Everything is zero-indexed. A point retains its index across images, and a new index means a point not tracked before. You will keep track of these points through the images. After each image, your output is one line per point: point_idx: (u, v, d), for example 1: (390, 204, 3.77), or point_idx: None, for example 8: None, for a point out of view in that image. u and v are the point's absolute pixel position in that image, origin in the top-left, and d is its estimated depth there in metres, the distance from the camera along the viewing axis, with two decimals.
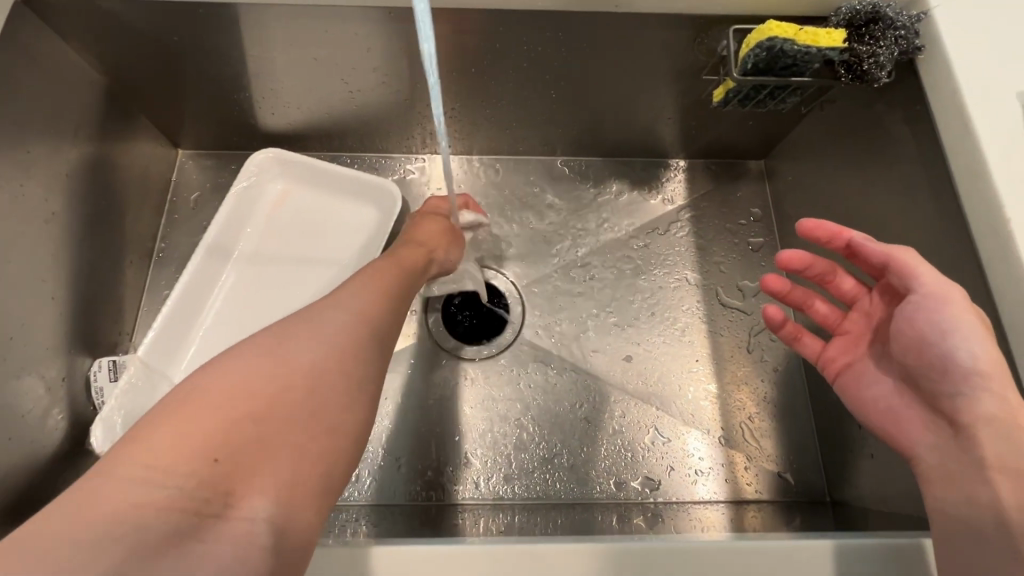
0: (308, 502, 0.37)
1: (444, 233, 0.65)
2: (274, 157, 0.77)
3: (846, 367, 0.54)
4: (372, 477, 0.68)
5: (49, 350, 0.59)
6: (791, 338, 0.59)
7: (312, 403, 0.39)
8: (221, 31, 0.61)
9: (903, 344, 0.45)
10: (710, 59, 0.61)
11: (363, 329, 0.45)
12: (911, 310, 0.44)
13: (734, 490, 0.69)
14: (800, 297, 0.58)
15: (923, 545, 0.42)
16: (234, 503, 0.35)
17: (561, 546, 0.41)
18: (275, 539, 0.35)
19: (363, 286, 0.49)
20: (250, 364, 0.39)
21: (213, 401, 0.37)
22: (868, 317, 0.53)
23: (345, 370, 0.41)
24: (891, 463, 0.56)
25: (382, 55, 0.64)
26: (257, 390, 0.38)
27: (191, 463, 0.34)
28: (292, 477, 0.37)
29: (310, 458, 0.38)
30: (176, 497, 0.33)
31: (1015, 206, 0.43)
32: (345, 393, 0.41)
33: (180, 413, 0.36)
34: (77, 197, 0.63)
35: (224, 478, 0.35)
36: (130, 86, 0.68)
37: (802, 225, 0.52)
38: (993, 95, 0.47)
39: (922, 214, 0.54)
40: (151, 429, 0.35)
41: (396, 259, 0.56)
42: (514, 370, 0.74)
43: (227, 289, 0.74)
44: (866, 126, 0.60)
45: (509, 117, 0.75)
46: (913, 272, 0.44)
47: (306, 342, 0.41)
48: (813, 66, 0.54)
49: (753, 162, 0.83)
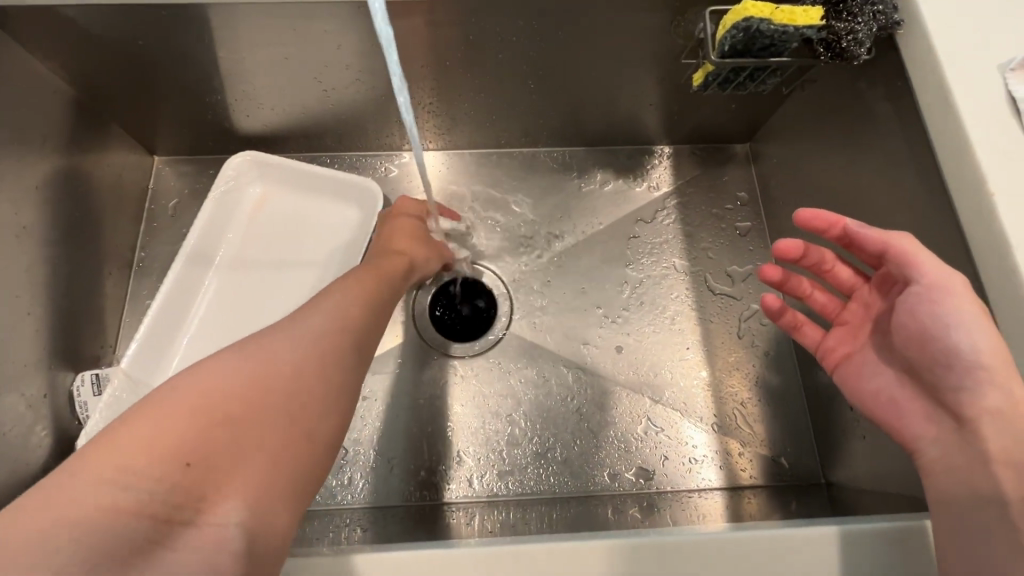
0: (283, 505, 0.37)
1: (420, 237, 0.66)
2: (252, 160, 0.75)
3: (845, 358, 0.53)
4: (364, 481, 0.68)
5: (29, 366, 0.58)
6: (790, 327, 0.57)
7: (292, 406, 0.38)
8: (186, 32, 0.59)
9: (904, 337, 0.45)
10: (688, 43, 0.60)
11: (336, 332, 0.44)
12: (913, 301, 0.43)
13: (730, 476, 0.69)
14: (798, 286, 0.57)
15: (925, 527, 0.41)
16: (206, 508, 0.34)
17: (552, 546, 0.41)
18: (247, 544, 0.34)
19: (335, 292, 0.48)
20: (225, 365, 0.39)
21: (186, 402, 0.36)
22: (867, 306, 0.52)
23: (326, 372, 0.41)
24: (884, 444, 0.56)
25: (354, 51, 0.62)
26: (232, 390, 0.37)
27: (162, 467, 0.34)
28: (268, 481, 0.36)
29: (288, 460, 0.37)
30: (144, 502, 0.33)
31: (998, 180, 0.42)
32: (324, 396, 0.40)
33: (151, 414, 0.35)
34: (50, 209, 0.62)
35: (195, 480, 0.34)
36: (98, 94, 0.67)
37: (801, 215, 0.50)
38: (974, 68, 0.46)
39: (907, 192, 0.53)
40: (123, 429, 0.35)
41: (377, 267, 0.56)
42: (500, 367, 0.73)
43: (210, 296, 0.73)
44: (848, 105, 0.59)
45: (489, 109, 0.73)
46: (914, 261, 0.43)
47: (279, 349, 0.40)
48: (791, 46, 0.53)
49: (738, 145, 0.82)
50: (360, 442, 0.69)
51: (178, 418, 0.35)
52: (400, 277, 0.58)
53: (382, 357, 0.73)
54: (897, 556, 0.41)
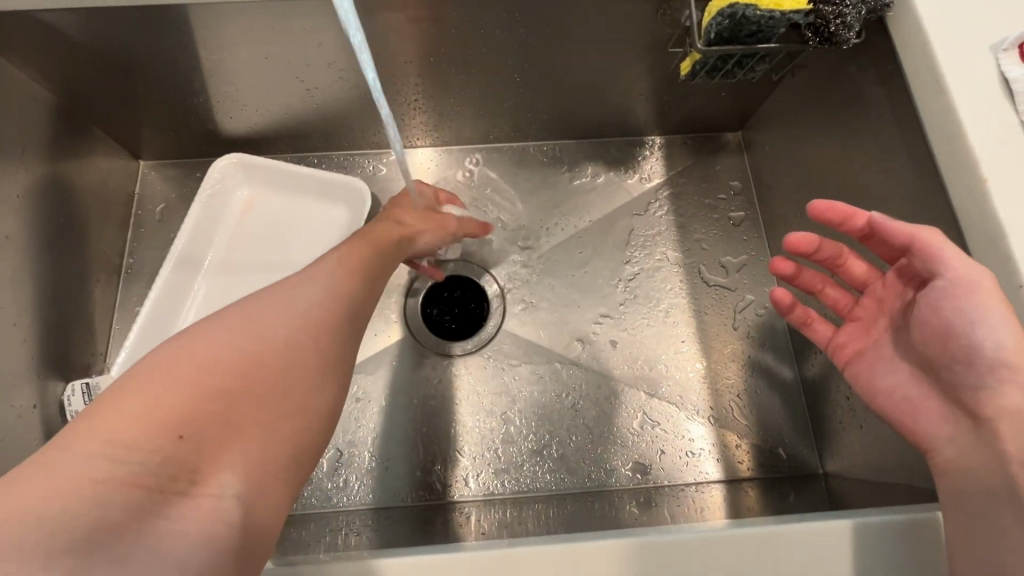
0: (277, 485, 0.36)
1: (432, 220, 0.65)
2: (237, 163, 0.75)
3: (857, 355, 0.51)
4: (360, 483, 0.67)
5: (17, 377, 0.58)
6: (800, 324, 0.56)
7: (284, 382, 0.38)
8: (163, 34, 0.58)
9: (925, 334, 0.42)
10: (674, 31, 0.59)
11: (319, 321, 0.42)
12: (937, 296, 0.40)
13: (728, 469, 0.68)
14: (811, 280, 0.56)
15: (931, 518, 0.40)
16: (201, 479, 0.33)
17: (543, 550, 0.40)
18: (243, 516, 0.34)
19: (321, 272, 0.46)
20: (223, 339, 0.37)
21: (179, 375, 0.35)
22: (880, 302, 0.50)
23: (319, 343, 0.40)
24: (882, 433, 0.56)
25: (336, 49, 0.61)
26: (229, 364, 0.36)
27: (156, 439, 0.32)
28: (262, 454, 0.35)
29: (281, 434, 0.37)
30: (140, 473, 0.32)
31: (991, 164, 0.42)
32: (318, 367, 0.39)
33: (144, 385, 0.34)
34: (33, 218, 0.61)
35: (193, 453, 0.33)
36: (80, 100, 0.66)
37: (815, 207, 0.49)
38: (965, 50, 0.45)
39: (901, 178, 0.52)
40: (116, 399, 0.34)
41: (373, 237, 0.55)
42: (495, 367, 0.72)
43: (201, 298, 0.72)
44: (839, 90, 0.58)
45: (475, 105, 0.72)
46: (939, 255, 0.39)
47: (268, 324, 0.39)
48: (779, 31, 0.52)
49: (730, 134, 0.81)
50: (355, 444, 0.69)
51: (174, 391, 0.34)
52: (394, 253, 0.57)
53: (375, 358, 0.72)
54: (896, 545, 0.40)
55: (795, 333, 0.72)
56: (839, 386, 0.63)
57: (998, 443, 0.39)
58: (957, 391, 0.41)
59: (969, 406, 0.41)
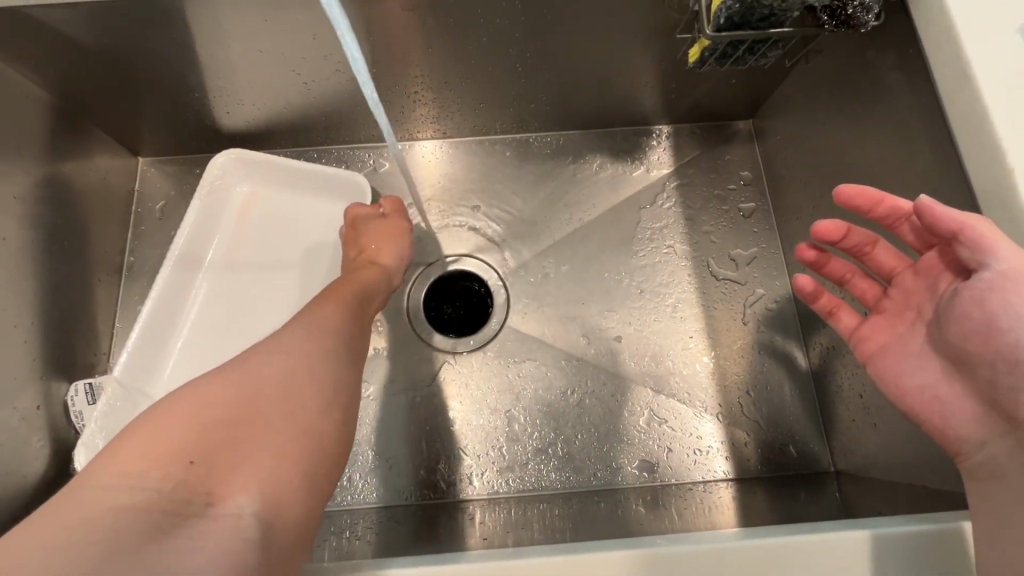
0: (297, 497, 0.35)
1: (386, 233, 0.61)
2: (237, 159, 0.74)
3: (880, 349, 0.47)
4: (365, 481, 0.67)
5: (21, 379, 0.58)
6: (825, 313, 0.53)
7: (285, 402, 0.37)
8: (156, 28, 0.57)
9: (964, 329, 0.39)
10: (682, 17, 0.57)
11: (315, 349, 0.40)
12: (982, 289, 0.37)
13: (739, 466, 0.67)
14: (839, 270, 0.53)
15: (957, 528, 0.39)
16: (217, 501, 0.32)
17: (535, 558, 0.39)
18: (263, 533, 0.33)
19: (323, 305, 0.46)
20: (225, 372, 0.38)
21: (188, 408, 0.35)
22: (909, 295, 0.47)
23: (315, 376, 0.39)
24: (899, 433, 0.54)
25: (331, 42, 0.59)
26: (232, 394, 0.36)
27: (167, 467, 0.33)
28: (276, 475, 0.34)
29: (295, 454, 0.35)
30: (156, 498, 0.32)
31: (1017, 152, 0.39)
32: (318, 396, 0.38)
33: (162, 420, 0.35)
34: (30, 219, 0.60)
35: (204, 478, 0.33)
36: (77, 98, 0.65)
37: (842, 191, 0.47)
38: (994, 32, 0.42)
39: (921, 168, 0.50)
40: (134, 438, 0.34)
41: (359, 276, 0.54)
42: (498, 364, 0.71)
43: (201, 298, 0.71)
44: (857, 76, 0.56)
45: (476, 95, 0.71)
46: (990, 246, 0.37)
47: (272, 353, 0.39)
48: (792, 15, 0.49)
49: (741, 122, 0.79)
50: (358, 442, 0.68)
51: (186, 423, 0.34)
52: (378, 293, 0.54)
53: (378, 359, 0.71)
54: (908, 555, 0.39)
55: (807, 328, 0.70)
56: (851, 383, 0.61)
57: None
58: (986, 391, 0.39)
59: (996, 405, 0.38)
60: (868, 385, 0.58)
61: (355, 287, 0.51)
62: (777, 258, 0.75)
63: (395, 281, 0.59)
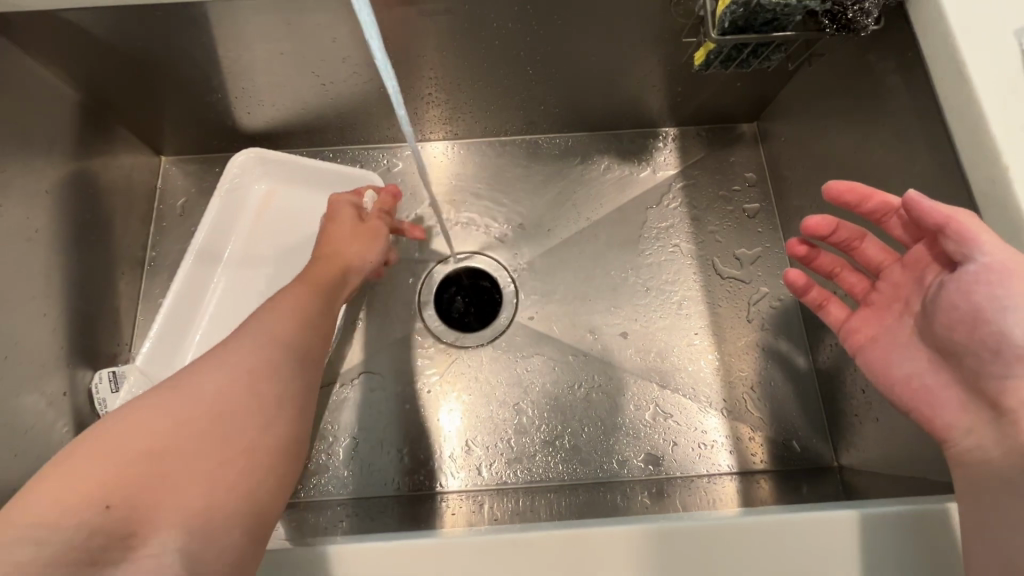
0: (229, 525, 0.37)
1: (358, 231, 0.61)
2: (256, 157, 0.76)
3: (869, 341, 0.49)
4: (354, 470, 0.69)
5: (48, 367, 0.60)
6: (815, 306, 0.54)
7: (217, 429, 0.39)
8: (183, 32, 0.59)
9: (951, 319, 0.40)
10: (688, 21, 0.59)
11: (258, 364, 0.43)
12: (970, 280, 0.39)
13: (743, 461, 0.68)
14: (829, 264, 0.55)
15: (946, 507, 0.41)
16: (137, 543, 0.34)
17: (541, 534, 0.41)
18: (192, 564, 0.35)
19: (278, 314, 0.49)
20: (149, 407, 0.39)
21: (108, 448, 0.36)
22: (896, 287, 0.48)
23: (256, 393, 0.41)
24: (900, 427, 0.55)
25: (350, 44, 0.62)
26: (159, 429, 0.38)
27: (84, 513, 0.34)
28: (203, 507, 0.36)
29: (225, 481, 0.37)
30: (70, 547, 0.33)
31: (1010, 150, 0.41)
32: (262, 412, 0.41)
33: (76, 464, 0.35)
34: (59, 212, 0.63)
35: (123, 522, 0.34)
36: (104, 98, 0.68)
37: (832, 187, 0.48)
38: (989, 36, 0.44)
39: (920, 167, 0.51)
40: (51, 481, 0.35)
41: (322, 272, 0.57)
42: (508, 358, 0.73)
43: (219, 293, 0.74)
44: (858, 80, 0.57)
45: (488, 96, 0.73)
46: (974, 240, 0.38)
47: (207, 377, 0.41)
48: (794, 19, 0.51)
49: (745, 125, 0.80)
50: (349, 431, 0.70)
51: (104, 464, 0.35)
52: (339, 289, 0.58)
53: (388, 353, 0.73)
54: (900, 537, 0.40)
55: (810, 325, 0.72)
56: (854, 379, 0.63)
57: (1012, 434, 0.38)
58: (971, 380, 0.40)
59: (984, 393, 0.40)
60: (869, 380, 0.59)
61: (319, 286, 0.55)
62: (781, 257, 0.76)
63: (354, 278, 0.60)
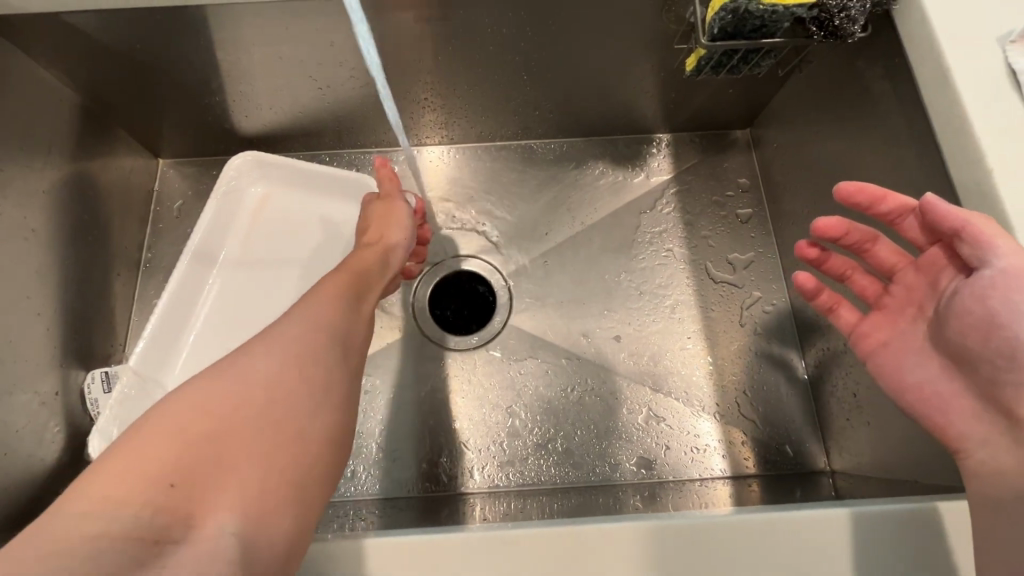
0: (281, 512, 0.36)
1: (386, 215, 0.62)
2: (253, 160, 0.76)
3: (880, 345, 0.49)
4: (381, 471, 0.68)
5: (42, 366, 0.61)
6: (826, 310, 0.54)
7: (272, 412, 0.37)
8: (182, 36, 0.60)
9: (965, 325, 0.40)
10: (679, 28, 0.60)
11: (305, 345, 0.41)
12: (984, 286, 0.39)
13: (734, 464, 0.68)
14: (840, 266, 0.55)
15: (937, 507, 0.41)
16: (198, 523, 0.33)
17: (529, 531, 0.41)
18: (246, 551, 0.34)
19: (322, 296, 0.47)
20: (207, 386, 0.38)
21: (169, 426, 0.35)
22: (909, 291, 0.48)
23: (306, 377, 0.40)
24: (891, 431, 0.55)
25: (346, 49, 0.63)
26: (214, 410, 0.36)
27: (146, 491, 0.33)
28: (258, 491, 0.35)
29: (280, 465, 0.36)
30: (133, 526, 0.32)
31: (995, 155, 0.41)
32: (311, 395, 0.39)
33: (138, 443, 0.34)
34: (56, 213, 0.63)
35: (183, 501, 0.33)
36: (104, 101, 0.68)
37: (842, 188, 0.48)
38: (975, 43, 0.44)
39: (908, 173, 0.52)
40: (111, 459, 0.34)
41: (356, 263, 0.54)
42: (500, 362, 0.73)
43: (213, 296, 0.74)
44: (848, 87, 0.58)
45: (485, 102, 0.73)
46: (990, 245, 0.38)
47: (259, 359, 0.39)
48: (783, 26, 0.52)
49: (739, 131, 0.81)
50: (370, 434, 0.70)
51: (164, 443, 0.34)
52: (380, 274, 0.56)
53: (381, 355, 0.73)
54: (890, 537, 0.40)
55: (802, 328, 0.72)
56: (846, 383, 0.63)
57: None
58: (986, 387, 0.40)
59: (997, 402, 0.40)
60: (862, 385, 0.59)
61: (356, 272, 0.53)
62: (774, 261, 0.76)
63: (394, 260, 0.59)
